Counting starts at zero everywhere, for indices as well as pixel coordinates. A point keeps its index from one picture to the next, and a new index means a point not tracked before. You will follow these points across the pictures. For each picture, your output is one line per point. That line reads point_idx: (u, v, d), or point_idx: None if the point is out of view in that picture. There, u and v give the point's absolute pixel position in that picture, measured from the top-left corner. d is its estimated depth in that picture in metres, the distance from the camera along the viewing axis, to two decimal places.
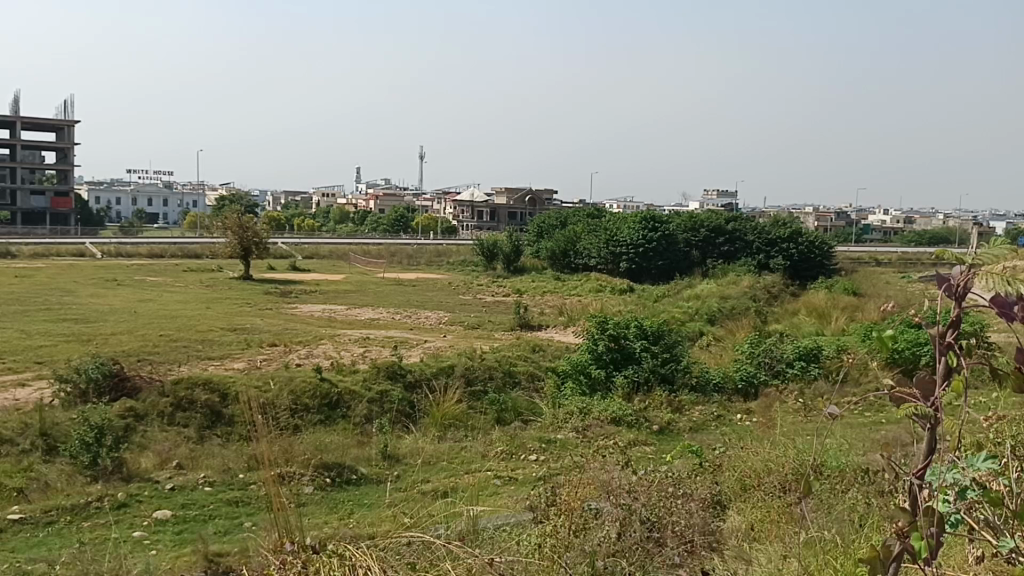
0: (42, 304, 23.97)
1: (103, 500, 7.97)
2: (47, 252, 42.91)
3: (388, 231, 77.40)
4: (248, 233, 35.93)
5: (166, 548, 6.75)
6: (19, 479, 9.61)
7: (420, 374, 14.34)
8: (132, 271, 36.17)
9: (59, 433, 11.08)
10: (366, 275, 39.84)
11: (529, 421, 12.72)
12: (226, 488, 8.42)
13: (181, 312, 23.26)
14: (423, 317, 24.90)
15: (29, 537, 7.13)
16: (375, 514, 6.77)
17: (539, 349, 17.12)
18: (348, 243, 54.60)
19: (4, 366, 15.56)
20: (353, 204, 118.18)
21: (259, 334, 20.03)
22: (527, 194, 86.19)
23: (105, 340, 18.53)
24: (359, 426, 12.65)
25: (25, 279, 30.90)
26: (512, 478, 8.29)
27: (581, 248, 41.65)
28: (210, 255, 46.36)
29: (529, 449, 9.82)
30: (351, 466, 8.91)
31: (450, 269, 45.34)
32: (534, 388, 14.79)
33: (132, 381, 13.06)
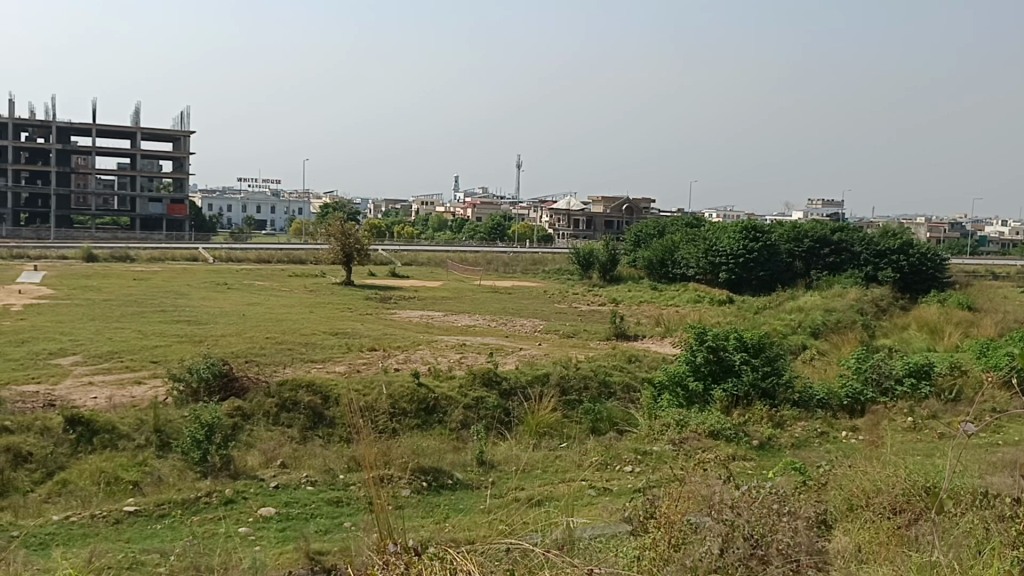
0: (158, 307, 25.14)
1: (212, 495, 8.29)
2: (163, 256, 45.06)
3: (485, 239, 78.16)
4: (350, 240, 36.87)
5: (269, 544, 6.96)
6: (134, 472, 10.13)
7: (515, 382, 14.41)
8: (241, 276, 37.62)
9: (172, 430, 11.61)
10: (463, 282, 40.35)
11: (624, 432, 12.63)
12: (327, 488, 8.64)
13: (286, 316, 24.05)
14: (519, 325, 25.04)
15: (144, 528, 7.49)
16: (473, 519, 6.84)
17: (636, 359, 16.97)
18: (445, 250, 55.40)
19: (122, 365, 16.39)
20: (451, 212, 119.54)
21: (360, 339, 20.52)
22: (625, 203, 85.74)
23: (216, 341, 19.34)
24: (455, 431, 12.81)
25: (143, 282, 32.51)
26: (607, 489, 8.20)
27: (679, 258, 41.01)
28: (314, 261, 47.75)
29: (624, 460, 9.76)
30: (447, 471, 9.01)
31: (547, 277, 45.46)
32: (630, 399, 14.67)
33: (240, 380, 13.57)
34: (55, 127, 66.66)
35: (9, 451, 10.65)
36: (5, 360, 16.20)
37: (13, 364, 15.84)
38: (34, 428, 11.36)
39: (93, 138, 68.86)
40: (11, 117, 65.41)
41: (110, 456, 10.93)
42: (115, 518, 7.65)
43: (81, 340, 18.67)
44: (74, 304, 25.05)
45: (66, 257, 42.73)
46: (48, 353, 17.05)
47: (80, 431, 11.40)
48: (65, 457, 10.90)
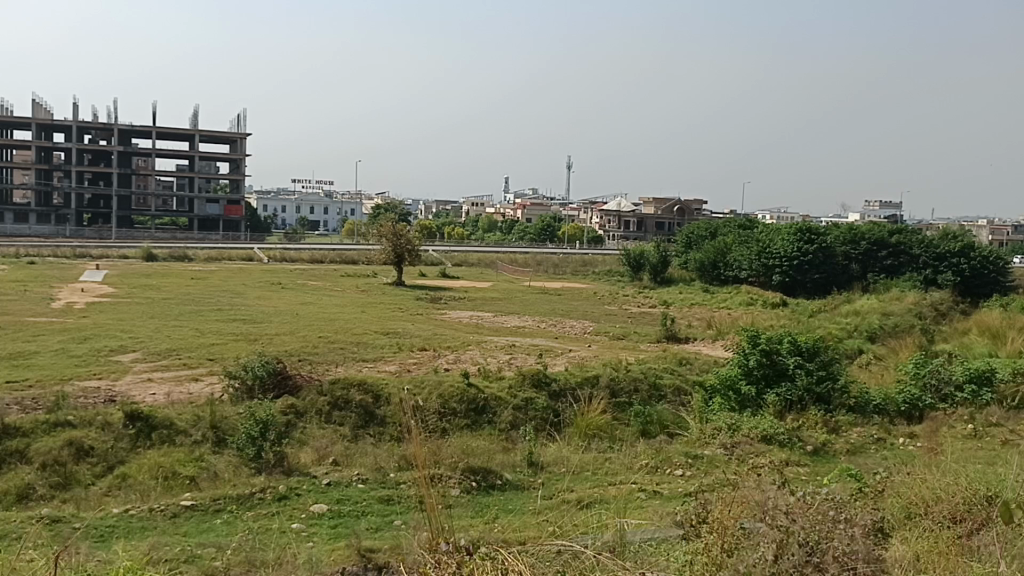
0: (215, 306, 25.64)
1: (266, 491, 8.43)
2: (219, 256, 45.99)
3: (535, 241, 78.18)
4: (402, 241, 37.19)
5: (321, 541, 7.05)
6: (191, 467, 10.37)
7: (565, 384, 14.40)
8: (295, 276, 38.20)
9: (228, 427, 11.85)
10: (513, 283, 40.42)
11: (675, 435, 12.53)
12: (379, 486, 8.72)
13: (339, 316, 24.35)
14: (569, 326, 25.00)
15: (201, 522, 7.65)
16: (523, 520, 6.85)
17: (687, 362, 16.81)
18: (495, 251, 55.50)
19: (180, 362, 16.76)
20: (501, 214, 119.74)
21: (410, 338, 20.69)
22: (676, 205, 85.00)
23: (270, 339, 19.67)
24: (505, 432, 12.85)
25: (201, 282, 33.18)
26: (658, 493, 8.14)
27: (732, 260, 40.52)
28: (366, 261, 48.25)
29: (675, 463, 9.68)
30: (497, 472, 9.03)
31: (597, 278, 45.31)
32: (681, 402, 14.56)
33: (294, 378, 13.78)
34: (117, 130, 68.35)
35: (72, 444, 10.97)
36: (68, 357, 16.68)
37: (76, 361, 16.29)
38: (96, 422, 11.67)
39: (153, 140, 70.45)
40: (75, 120, 67.26)
41: (167, 451, 11.19)
42: (172, 513, 7.82)
43: (141, 337, 19.15)
44: (134, 302, 25.67)
45: (127, 256, 43.86)
46: (110, 350, 17.52)
47: (140, 427, 11.68)
48: (125, 452, 11.18)
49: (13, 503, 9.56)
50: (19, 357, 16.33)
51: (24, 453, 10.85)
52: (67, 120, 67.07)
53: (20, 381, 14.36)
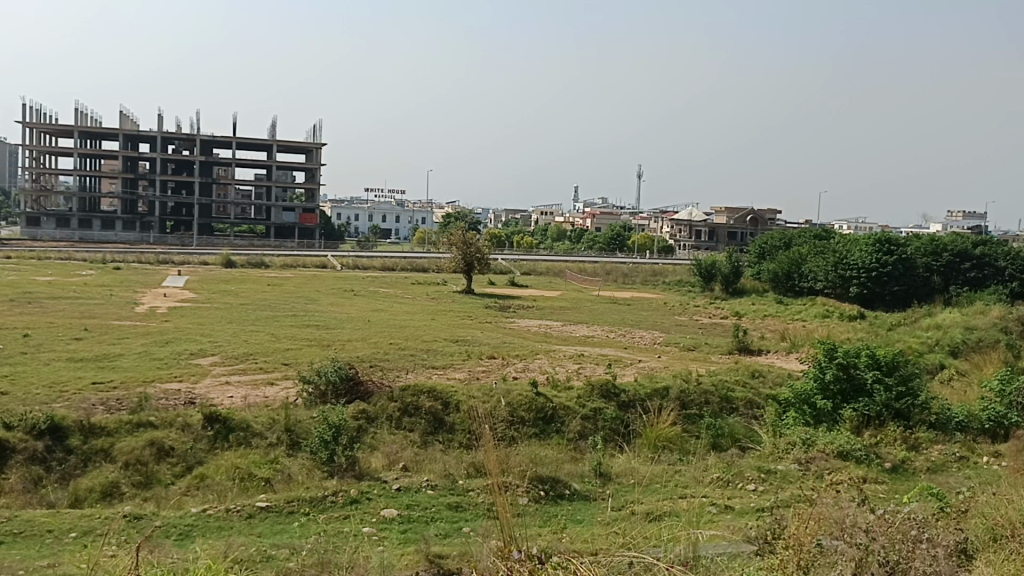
0: (290, 311, 26.22)
1: (338, 495, 8.58)
2: (294, 262, 47.08)
3: (604, 250, 77.79)
4: (471, 249, 37.37)
5: (391, 545, 7.13)
6: (267, 469, 10.68)
7: (634, 395, 14.29)
8: (367, 283, 38.76)
9: (301, 430, 12.12)
10: (582, 292, 40.33)
11: (747, 449, 12.32)
12: (447, 493, 8.77)
13: (409, 323, 24.65)
14: (638, 337, 24.78)
15: (276, 523, 7.82)
16: (591, 531, 6.82)
17: (759, 375, 16.52)
18: (564, 260, 55.47)
19: (257, 366, 17.23)
20: (570, 223, 119.52)
21: (480, 346, 20.81)
22: (749, 214, 83.46)
23: (343, 345, 20.02)
24: (573, 442, 12.82)
25: (277, 288, 34.03)
26: (730, 507, 7.99)
27: (807, 271, 39.53)
28: (436, 269, 48.70)
29: (747, 478, 9.50)
30: (565, 481, 9.05)
31: (667, 289, 44.85)
32: (753, 416, 14.32)
33: (365, 384, 14.00)
34: (199, 140, 70.61)
35: (153, 444, 11.37)
36: (151, 359, 17.28)
37: (158, 363, 16.87)
38: (176, 423, 12.03)
39: (233, 150, 72.58)
40: (160, 131, 69.68)
41: (244, 452, 11.51)
42: (248, 513, 8.02)
43: (219, 341, 19.72)
44: (214, 307, 26.41)
45: (208, 262, 45.27)
46: (190, 353, 18.08)
47: (217, 428, 12.01)
48: (203, 452, 11.53)
49: (97, 500, 9.95)
50: (104, 359, 16.99)
51: (108, 452, 11.26)
52: (153, 131, 69.55)
53: (105, 382, 14.93)
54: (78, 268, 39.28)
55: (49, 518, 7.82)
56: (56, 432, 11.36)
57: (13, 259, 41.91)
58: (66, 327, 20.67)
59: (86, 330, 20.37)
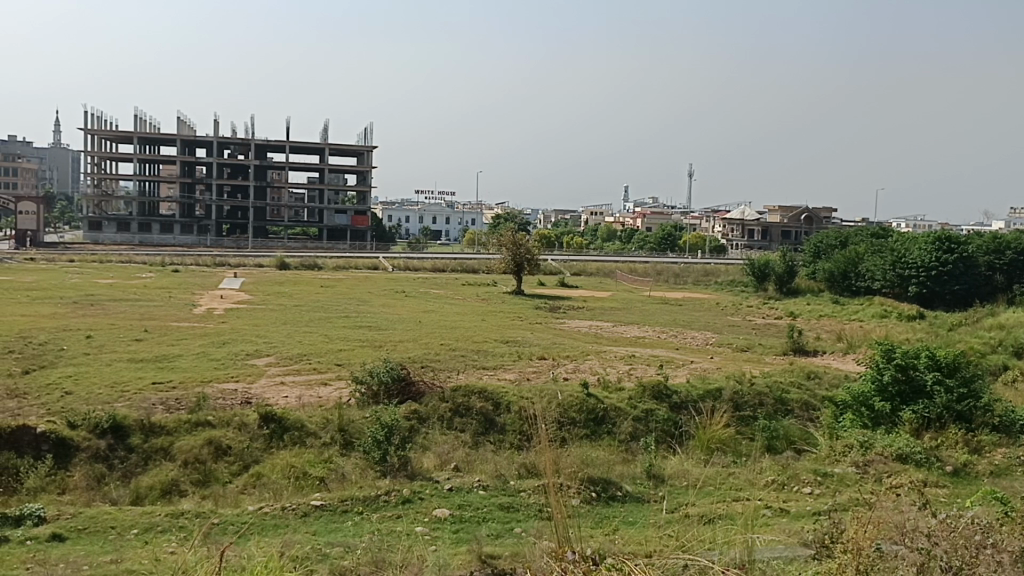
0: (343, 313, 26.54)
1: (391, 495, 8.66)
2: (346, 264, 47.64)
3: (655, 250, 77.23)
4: (521, 250, 37.39)
5: (443, 545, 7.16)
6: (321, 468, 10.84)
7: (687, 396, 14.17)
8: (418, 285, 39.03)
9: (354, 430, 12.27)
10: (633, 292, 40.16)
11: (802, 451, 12.15)
12: (499, 493, 8.80)
13: (460, 324, 24.75)
14: (690, 337, 24.55)
15: (331, 522, 7.92)
16: (643, 533, 6.79)
17: (815, 376, 16.23)
18: (615, 260, 55.24)
19: (310, 366, 17.49)
20: (620, 223, 118.86)
21: (531, 347, 20.83)
22: (803, 212, 82.15)
23: (394, 346, 20.21)
24: (624, 443, 12.76)
25: (330, 290, 34.43)
26: (785, 510, 7.87)
27: (863, 270, 38.71)
28: (486, 270, 48.87)
29: (803, 481, 9.35)
30: (617, 483, 9.01)
31: (719, 289, 44.41)
32: (809, 418, 14.09)
33: (417, 385, 14.10)
34: (254, 145, 71.86)
35: (211, 443, 11.61)
36: (209, 360, 17.64)
37: (215, 363, 17.23)
38: (233, 423, 12.26)
39: (287, 153, 73.71)
40: (216, 136, 71.12)
41: (298, 452, 11.68)
42: (303, 511, 8.13)
43: (274, 342, 20.08)
44: (268, 309, 26.86)
45: (263, 264, 46.05)
46: (246, 354, 18.41)
47: (273, 428, 12.21)
48: (259, 452, 11.73)
49: (158, 498, 10.19)
50: (163, 359, 17.37)
51: (168, 451, 11.51)
52: (209, 136, 71.01)
53: (165, 382, 15.28)
54: (138, 271, 40.25)
55: (112, 514, 8.03)
56: (118, 432, 11.65)
57: (77, 263, 43.09)
58: (127, 329, 21.18)
59: (146, 332, 20.86)
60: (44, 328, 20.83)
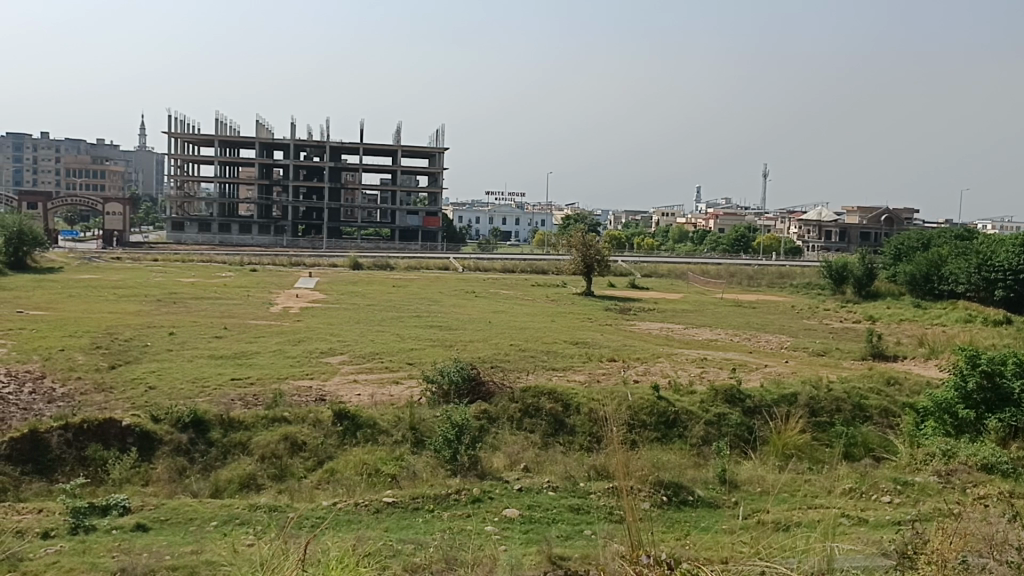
0: (414, 312, 26.85)
1: (461, 494, 8.72)
2: (418, 265, 48.18)
3: (728, 252, 75.91)
4: (591, 251, 37.22)
5: (513, 545, 7.18)
6: (392, 466, 10.99)
7: (761, 400, 13.91)
8: (488, 285, 39.22)
9: (425, 429, 12.40)
10: (705, 294, 39.69)
11: (881, 460, 11.85)
12: (568, 494, 8.77)
13: (530, 325, 24.78)
14: (764, 341, 24.06)
15: (402, 519, 8.00)
16: (715, 539, 6.71)
17: (895, 382, 15.72)
18: (687, 262, 54.58)
19: (382, 365, 17.73)
20: (693, 224, 117.33)
21: (600, 349, 20.72)
22: (884, 213, 79.85)
23: (465, 346, 20.36)
24: (696, 447, 12.61)
25: (401, 290, 34.83)
26: (863, 520, 7.65)
27: (947, 273, 37.36)
28: (556, 271, 48.78)
29: (882, 490, 9.08)
30: (688, 487, 8.88)
31: (795, 291, 43.57)
32: (889, 425, 13.70)
33: (487, 385, 14.17)
34: (329, 147, 73.19)
35: (287, 439, 11.87)
36: (286, 357, 18.03)
37: (291, 361, 17.63)
38: (308, 419, 12.53)
39: (360, 155, 74.93)
40: (293, 139, 72.69)
41: (370, 449, 11.86)
42: (375, 508, 8.24)
43: (348, 341, 20.41)
44: (342, 308, 27.36)
45: (337, 265, 46.88)
46: (321, 352, 18.78)
47: (346, 425, 12.43)
48: (333, 448, 11.94)
49: (236, 491, 10.47)
50: (242, 356, 17.84)
51: (246, 446, 11.82)
52: (286, 139, 72.57)
53: (243, 378, 15.69)
54: (218, 270, 41.40)
55: (192, 506, 8.29)
56: (199, 426, 12.03)
57: (160, 262, 44.57)
58: (208, 326, 21.84)
59: (225, 329, 21.45)
60: (130, 325, 21.62)
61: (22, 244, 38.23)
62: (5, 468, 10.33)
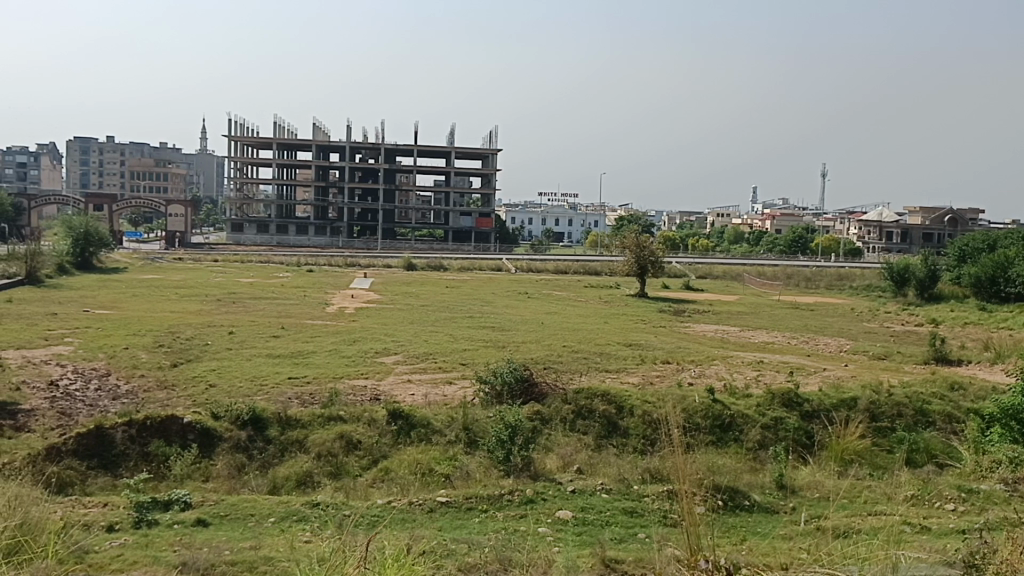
0: (468, 313, 26.96)
1: (515, 494, 8.73)
2: (471, 266, 48.41)
3: (785, 253, 74.73)
4: (645, 252, 36.97)
5: (568, 546, 7.18)
6: (446, 465, 11.07)
7: (819, 405, 13.65)
8: (541, 286, 39.23)
9: (478, 429, 12.45)
10: (761, 296, 39.17)
11: (945, 467, 11.57)
12: (622, 497, 8.71)
13: (583, 326, 24.71)
14: (823, 344, 23.63)
15: (455, 519, 8.05)
16: (772, 545, 6.63)
17: (960, 387, 15.28)
18: (742, 263, 53.87)
19: (436, 365, 17.86)
20: (749, 224, 115.49)
21: (654, 351, 20.56)
22: (947, 213, 77.77)
23: (518, 347, 20.38)
24: (752, 452, 12.43)
25: (455, 290, 35.11)
26: (925, 527, 7.47)
27: (1013, 275, 35.88)
28: (609, 272, 48.55)
29: (945, 497, 8.86)
30: (745, 491, 8.77)
31: (855, 293, 42.77)
32: (952, 431, 13.35)
33: (540, 386, 14.16)
34: (384, 149, 73.98)
35: (342, 438, 12.01)
36: (341, 357, 18.28)
37: (347, 360, 17.87)
38: (363, 418, 12.68)
39: (415, 157, 75.56)
40: (348, 141, 73.56)
41: (424, 449, 11.95)
42: (429, 507, 8.30)
43: (402, 341, 20.59)
44: (396, 308, 27.64)
45: (391, 265, 47.35)
46: (376, 352, 19.00)
47: (400, 425, 12.54)
48: (388, 447, 12.06)
49: (293, 488, 10.65)
50: (299, 355, 18.13)
51: (303, 443, 12.01)
52: (342, 141, 73.45)
53: (300, 376, 15.95)
54: (276, 271, 42.09)
55: (251, 502, 8.44)
56: (257, 423, 12.24)
57: (220, 263, 45.53)
58: (266, 326, 22.23)
59: (283, 328, 21.82)
60: (191, 324, 22.12)
61: (88, 245, 39.34)
62: (73, 462, 10.63)
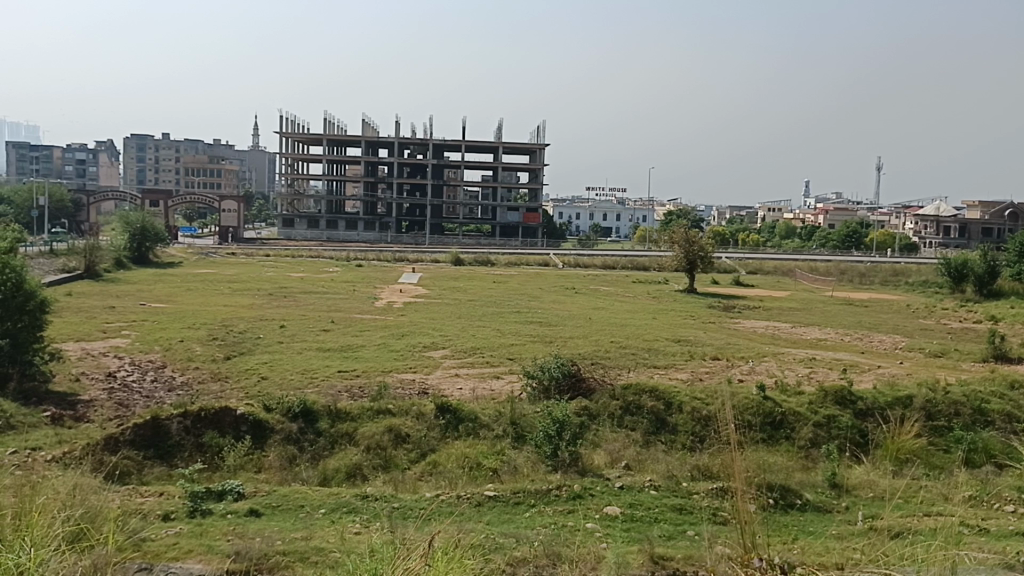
0: (515, 308, 26.98)
1: (562, 490, 8.72)
2: (518, 261, 48.40)
3: (839, 249, 73.34)
4: (694, 247, 36.54)
5: (616, 542, 7.14)
6: (493, 460, 11.10)
7: (873, 403, 13.39)
8: (589, 282, 39.09)
9: (526, 424, 12.47)
10: (813, 292, 38.56)
11: (1004, 468, 11.27)
12: (670, 494, 8.64)
13: (630, 322, 24.58)
14: (877, 341, 23.16)
15: (503, 513, 8.07)
16: (826, 544, 6.51)
17: (1020, 386, 14.85)
18: (793, 258, 53.10)
19: (483, 360, 17.90)
20: (800, 220, 113.47)
21: (702, 347, 20.39)
22: (1008, 207, 74.84)
23: (565, 342, 20.34)
24: (805, 450, 12.23)
25: (502, 285, 35.16)
26: (983, 529, 7.28)
27: None
28: (657, 267, 48.23)
29: (1004, 498, 8.64)
30: (796, 490, 8.66)
31: (911, 290, 41.85)
32: (1012, 431, 13.01)
33: (588, 381, 14.13)
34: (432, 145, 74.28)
35: (392, 431, 12.14)
36: (390, 350, 18.47)
37: (395, 354, 18.00)
38: (412, 411, 12.78)
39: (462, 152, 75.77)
40: (397, 137, 74.03)
41: (472, 443, 11.99)
42: (477, 501, 8.32)
43: (449, 336, 20.68)
44: (444, 303, 27.78)
45: (439, 260, 47.56)
46: (423, 346, 19.11)
47: (448, 419, 12.60)
48: (435, 441, 12.12)
49: (343, 480, 10.77)
50: (348, 349, 18.32)
51: (352, 436, 12.13)
52: (391, 138, 73.86)
53: (349, 370, 16.13)
54: (326, 266, 42.57)
55: (302, 493, 8.56)
56: (308, 416, 12.41)
57: (271, 258, 46.23)
58: (316, 320, 22.50)
59: (333, 323, 22.06)
60: (244, 318, 22.54)
61: (145, 240, 40.18)
62: (130, 452, 10.87)
